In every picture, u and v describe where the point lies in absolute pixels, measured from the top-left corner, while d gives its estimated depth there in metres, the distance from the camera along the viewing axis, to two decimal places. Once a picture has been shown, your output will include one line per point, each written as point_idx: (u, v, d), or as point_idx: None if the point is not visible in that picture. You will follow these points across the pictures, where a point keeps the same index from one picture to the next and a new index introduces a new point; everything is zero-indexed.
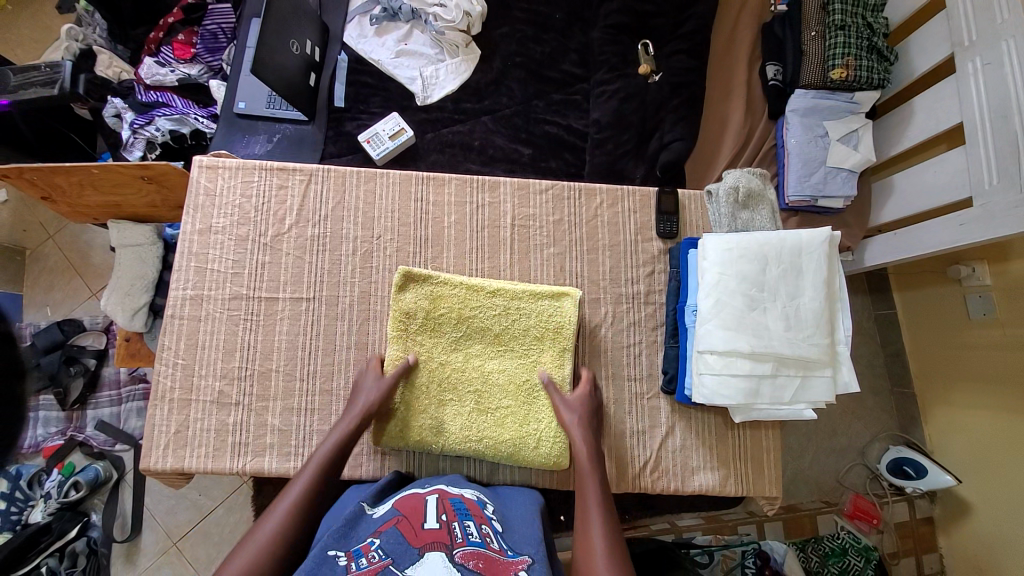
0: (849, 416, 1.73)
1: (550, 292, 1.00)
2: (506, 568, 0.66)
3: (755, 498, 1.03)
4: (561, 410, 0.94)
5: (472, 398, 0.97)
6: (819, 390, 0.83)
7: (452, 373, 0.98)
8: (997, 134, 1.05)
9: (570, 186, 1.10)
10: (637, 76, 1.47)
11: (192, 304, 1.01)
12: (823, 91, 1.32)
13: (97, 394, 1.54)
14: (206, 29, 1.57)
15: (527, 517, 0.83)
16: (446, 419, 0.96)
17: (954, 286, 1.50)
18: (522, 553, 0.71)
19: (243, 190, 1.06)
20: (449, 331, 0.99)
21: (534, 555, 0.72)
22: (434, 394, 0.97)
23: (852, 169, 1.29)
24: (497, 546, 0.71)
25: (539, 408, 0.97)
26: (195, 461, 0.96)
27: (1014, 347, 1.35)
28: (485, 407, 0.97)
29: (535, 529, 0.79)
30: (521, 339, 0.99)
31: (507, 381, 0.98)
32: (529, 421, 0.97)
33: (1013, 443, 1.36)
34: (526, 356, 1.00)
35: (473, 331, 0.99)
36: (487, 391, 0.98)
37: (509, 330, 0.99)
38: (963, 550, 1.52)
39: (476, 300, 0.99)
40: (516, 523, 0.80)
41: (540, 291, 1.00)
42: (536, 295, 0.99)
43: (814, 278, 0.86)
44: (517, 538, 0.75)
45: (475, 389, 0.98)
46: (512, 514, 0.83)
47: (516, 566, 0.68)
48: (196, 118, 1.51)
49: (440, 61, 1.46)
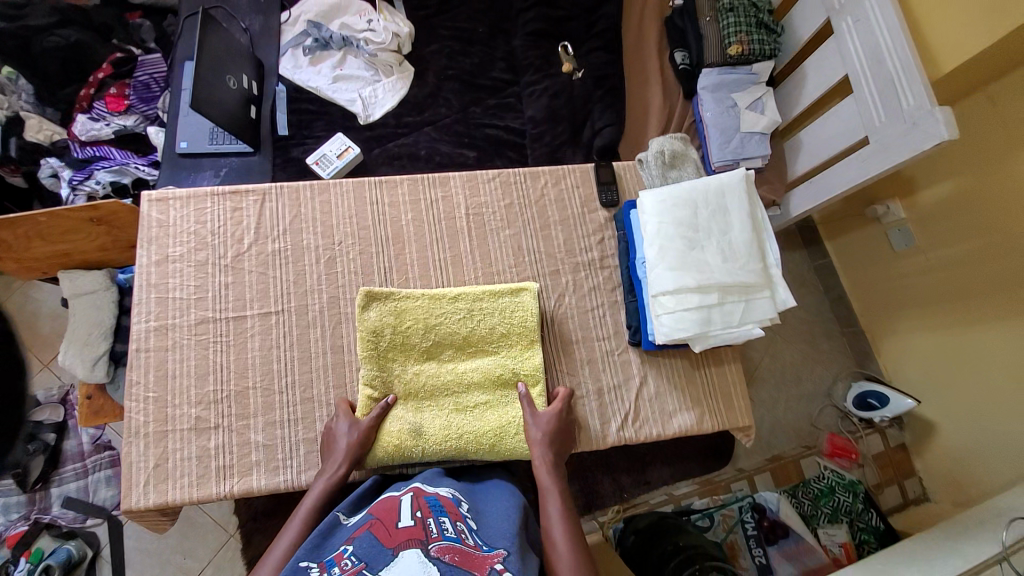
0: (811, 361, 1.83)
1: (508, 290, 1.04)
2: (482, 562, 0.66)
3: (732, 432, 1.09)
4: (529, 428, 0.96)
5: (449, 400, 1.00)
6: (763, 309, 0.93)
7: (429, 382, 1.01)
8: (875, 78, 1.20)
9: (515, 172, 1.18)
10: (562, 74, 1.59)
11: (157, 335, 1.01)
12: (725, 67, 1.45)
13: (60, 470, 1.44)
14: (138, 80, 1.57)
15: (504, 512, 0.80)
16: (423, 424, 0.97)
17: (874, 225, 1.66)
18: (497, 545, 0.71)
19: (197, 217, 1.08)
20: (419, 341, 1.01)
21: (510, 546, 0.71)
22: (411, 402, 1.00)
23: (764, 131, 1.42)
24: (473, 541, 0.70)
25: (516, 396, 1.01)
26: (178, 493, 0.94)
27: (935, 269, 1.49)
28: (463, 406, 1.00)
29: (510, 523, 0.77)
30: (489, 338, 1.03)
31: (481, 377, 1.02)
32: (507, 409, 1.00)
33: (954, 355, 1.49)
34: (496, 354, 1.04)
35: (442, 338, 1.02)
36: (462, 391, 1.01)
37: (476, 332, 1.03)
38: (940, 470, 1.59)
39: (439, 308, 1.02)
40: (491, 518, 0.79)
41: (500, 291, 1.04)
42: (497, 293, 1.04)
43: (740, 213, 0.97)
44: (491, 533, 0.74)
45: (452, 393, 1.01)
46: (488, 511, 0.81)
47: (492, 559, 0.67)
48: (135, 167, 1.49)
49: (376, 81, 1.54)
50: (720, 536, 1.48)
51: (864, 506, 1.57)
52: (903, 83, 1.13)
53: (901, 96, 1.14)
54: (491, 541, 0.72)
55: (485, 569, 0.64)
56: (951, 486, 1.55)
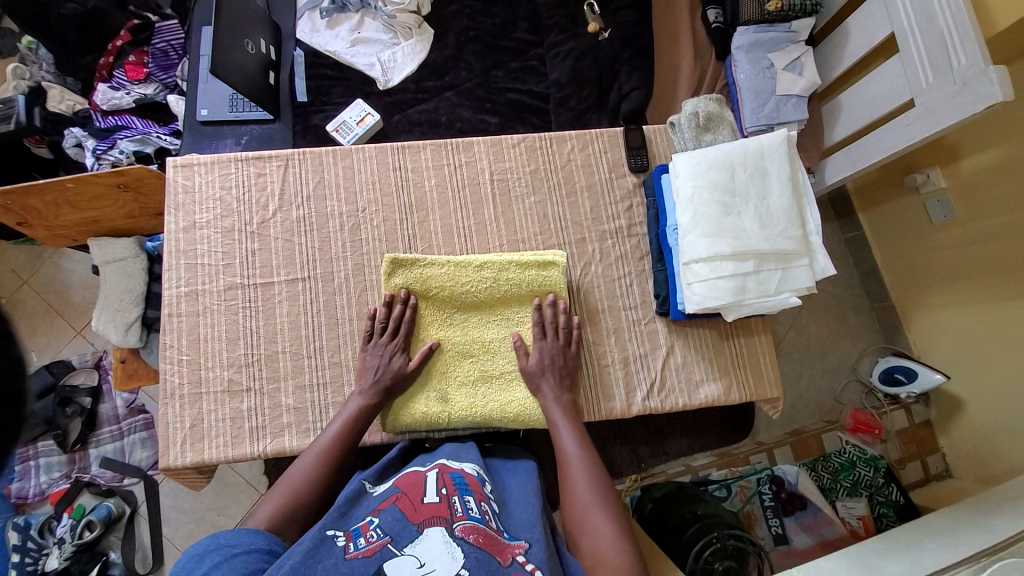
0: (837, 335, 1.79)
1: (537, 262, 1.02)
2: (505, 548, 0.66)
3: (757, 403, 1.08)
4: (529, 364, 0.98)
5: (474, 367, 1.00)
6: (799, 278, 0.90)
7: (455, 348, 1.01)
8: (925, 36, 1.12)
9: (541, 136, 1.15)
10: (588, 34, 1.52)
11: (187, 300, 1.03)
12: (762, 25, 1.38)
13: (97, 432, 1.50)
14: (156, 47, 1.55)
15: (525, 494, 0.81)
16: (449, 391, 0.99)
17: (912, 195, 1.58)
18: (519, 535, 0.71)
19: (221, 183, 1.08)
20: (446, 308, 1.02)
21: (534, 536, 0.71)
22: (437, 369, 1.00)
23: (801, 94, 1.35)
24: (496, 525, 0.71)
25: None
26: (214, 453, 0.97)
27: (975, 240, 1.42)
28: (488, 375, 1.00)
29: (532, 511, 0.77)
30: (515, 306, 1.03)
31: (507, 348, 1.02)
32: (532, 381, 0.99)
33: (991, 331, 1.43)
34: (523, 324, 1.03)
35: (468, 305, 1.02)
36: (487, 358, 1.01)
37: (502, 300, 1.02)
38: (965, 446, 1.56)
39: (465, 275, 1.01)
40: (514, 504, 0.79)
41: (532, 259, 1.02)
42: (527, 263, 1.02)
43: (779, 176, 0.94)
44: (515, 522, 0.74)
45: (478, 359, 1.01)
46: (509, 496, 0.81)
47: (514, 548, 0.67)
48: (157, 136, 1.48)
49: (395, 45, 1.49)
50: (737, 506, 1.49)
51: (884, 481, 1.54)
52: (956, 41, 1.05)
53: (953, 57, 1.06)
54: (514, 530, 0.73)
55: (507, 557, 0.65)
56: (975, 463, 1.53)
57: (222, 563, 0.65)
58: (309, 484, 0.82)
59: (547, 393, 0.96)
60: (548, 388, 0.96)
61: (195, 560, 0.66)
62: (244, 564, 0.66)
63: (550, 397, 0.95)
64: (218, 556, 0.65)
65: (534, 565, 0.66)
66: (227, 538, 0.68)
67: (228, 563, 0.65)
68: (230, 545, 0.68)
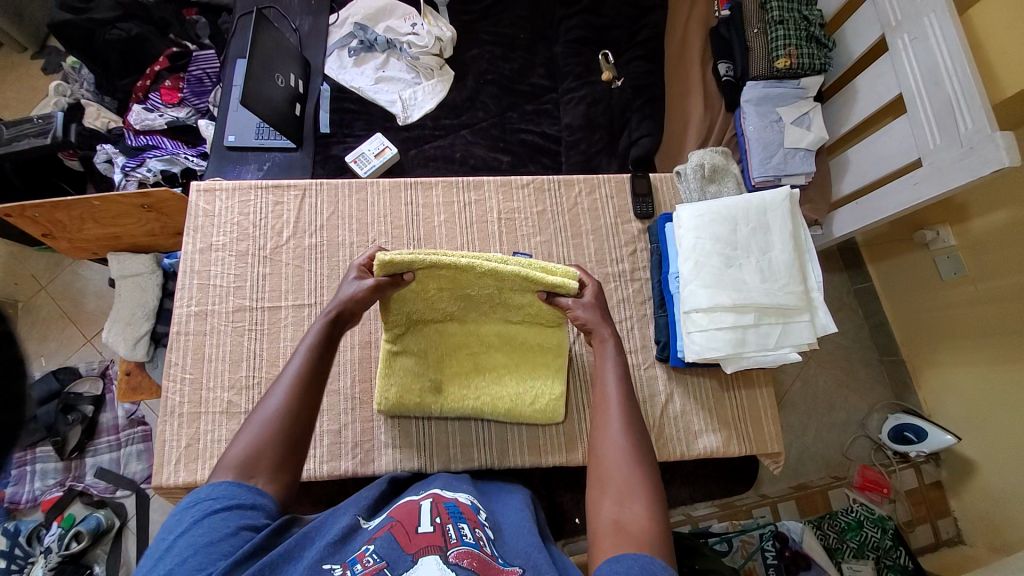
0: (844, 387, 1.75)
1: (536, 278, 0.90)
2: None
3: (759, 457, 1.06)
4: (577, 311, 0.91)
5: (469, 359, 1.03)
6: (800, 333, 0.91)
7: (456, 336, 1.01)
8: (931, 98, 1.14)
9: (549, 179, 1.18)
10: (601, 82, 1.58)
11: (196, 320, 1.05)
12: (771, 81, 1.42)
13: (95, 441, 1.51)
14: (192, 74, 1.64)
15: (522, 521, 0.79)
16: (444, 381, 1.01)
17: (921, 251, 1.58)
18: (513, 561, 0.68)
19: (241, 209, 1.12)
20: (446, 305, 0.95)
21: (529, 562, 0.68)
22: (434, 358, 1.01)
23: (808, 148, 1.38)
24: (491, 550, 0.68)
25: (534, 366, 1.03)
26: (206, 474, 0.97)
27: (988, 300, 1.40)
28: (482, 367, 1.03)
29: (529, 534, 0.75)
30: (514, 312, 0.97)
31: (502, 344, 1.02)
32: (525, 378, 1.03)
33: (1005, 393, 1.39)
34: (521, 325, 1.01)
35: (466, 302, 0.95)
36: (482, 351, 1.03)
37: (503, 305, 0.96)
38: (977, 510, 1.50)
39: (467, 280, 0.89)
40: (509, 528, 0.77)
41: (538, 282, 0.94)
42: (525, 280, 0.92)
43: (781, 232, 0.96)
44: (509, 545, 0.72)
45: (472, 352, 1.03)
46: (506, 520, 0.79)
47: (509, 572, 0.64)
48: (185, 157, 1.56)
49: (417, 84, 1.57)
50: (739, 562, 1.42)
51: (893, 542, 1.48)
52: (962, 106, 1.07)
53: (959, 119, 1.07)
54: (508, 555, 0.70)
55: None
56: (987, 528, 1.47)
57: (201, 523, 0.62)
58: (276, 421, 0.74)
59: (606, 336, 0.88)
60: (607, 333, 0.88)
61: (179, 515, 0.63)
62: (223, 523, 0.62)
63: (608, 348, 0.86)
64: (198, 514, 0.63)
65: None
66: (205, 493, 0.65)
67: (207, 519, 0.62)
68: (207, 500, 0.65)
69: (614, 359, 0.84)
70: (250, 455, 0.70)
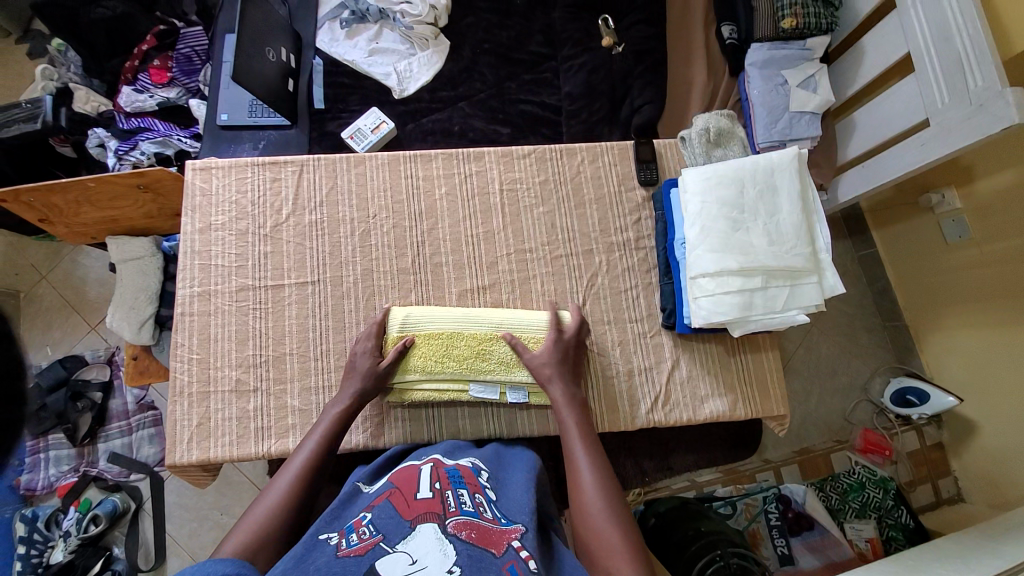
0: (849, 355, 1.75)
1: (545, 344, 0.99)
2: (500, 537, 0.64)
3: (764, 419, 1.07)
4: (537, 367, 0.95)
5: (467, 364, 0.97)
6: (808, 295, 0.90)
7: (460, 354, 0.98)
8: (940, 56, 1.10)
9: (550, 148, 1.16)
10: (602, 49, 1.54)
11: (200, 301, 1.04)
12: (776, 43, 1.37)
13: (106, 427, 1.52)
14: (180, 53, 1.60)
15: (523, 483, 0.81)
16: (445, 380, 0.98)
17: (927, 214, 1.56)
18: (516, 520, 0.69)
19: (238, 186, 1.10)
20: (452, 356, 0.97)
21: (529, 522, 0.70)
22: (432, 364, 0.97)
23: (815, 111, 1.34)
24: (491, 515, 0.69)
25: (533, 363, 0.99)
26: (219, 451, 0.98)
27: (995, 262, 1.38)
28: (480, 365, 0.98)
29: (529, 496, 0.76)
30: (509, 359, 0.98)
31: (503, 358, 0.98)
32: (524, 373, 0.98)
33: (1009, 356, 1.39)
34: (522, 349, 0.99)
35: (470, 353, 0.98)
36: (481, 359, 0.98)
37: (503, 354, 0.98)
38: (978, 470, 1.52)
39: (479, 368, 0.98)
40: (511, 490, 0.79)
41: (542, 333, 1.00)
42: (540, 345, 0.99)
43: (788, 194, 0.94)
44: (512, 505, 0.74)
45: (472, 359, 0.98)
46: (509, 482, 0.81)
47: (509, 535, 0.65)
48: (179, 138, 1.53)
49: (411, 55, 1.52)
50: (742, 525, 1.45)
51: (894, 503, 1.50)
52: (972, 63, 1.03)
53: (968, 76, 1.04)
54: (510, 515, 0.71)
55: (503, 547, 0.63)
56: (987, 487, 1.49)
57: None
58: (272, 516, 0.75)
59: (557, 392, 0.92)
60: (559, 385, 0.93)
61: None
62: None
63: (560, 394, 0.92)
64: None
65: (529, 552, 0.63)
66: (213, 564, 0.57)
67: None
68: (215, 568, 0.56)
69: (567, 398, 0.92)
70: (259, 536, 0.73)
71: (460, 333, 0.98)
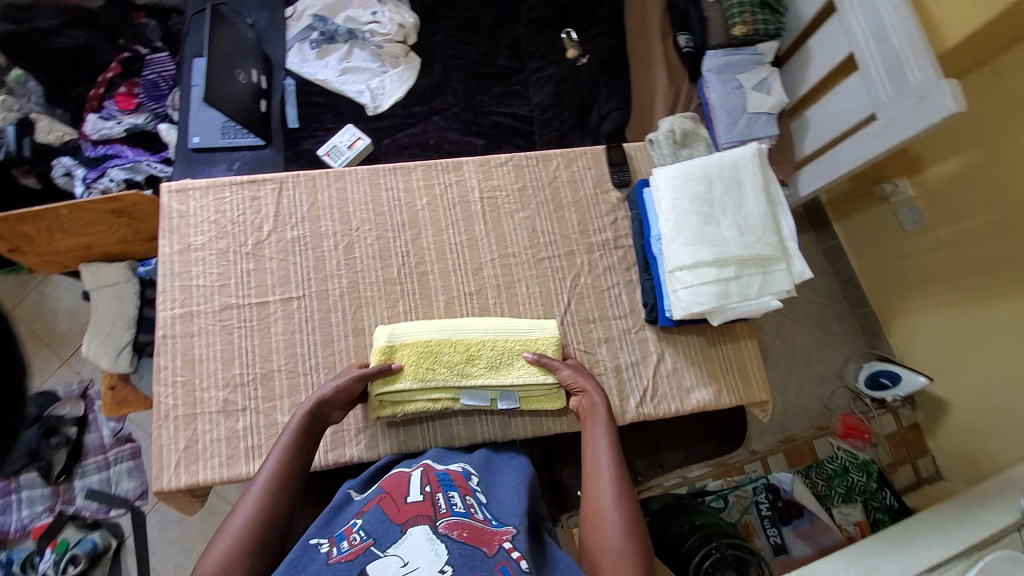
0: (821, 342, 1.82)
1: (531, 346, 1.01)
2: (491, 537, 0.65)
3: (748, 406, 1.11)
4: (564, 371, 0.99)
5: (458, 371, 0.98)
6: (779, 281, 0.95)
7: (449, 362, 0.99)
8: (881, 54, 1.19)
9: (527, 156, 1.19)
10: (567, 61, 1.60)
11: (182, 322, 1.03)
12: (730, 49, 1.45)
13: (82, 463, 1.46)
14: (147, 79, 1.59)
15: (514, 487, 0.82)
16: (437, 389, 0.98)
17: (883, 204, 1.65)
18: (507, 522, 0.71)
19: (217, 206, 1.10)
20: (442, 364, 0.98)
21: (520, 524, 0.71)
22: (423, 374, 0.97)
23: (771, 112, 1.42)
24: (483, 515, 0.70)
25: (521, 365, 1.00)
26: (209, 474, 0.96)
27: (949, 244, 1.48)
28: (471, 371, 0.99)
29: (520, 499, 0.77)
30: (498, 362, 1.00)
31: (493, 362, 1.00)
32: (515, 376, 1.00)
33: (972, 331, 1.47)
34: (509, 352, 1.01)
35: (460, 360, 0.99)
36: (471, 365, 0.99)
37: (491, 358, 1.00)
38: (954, 446, 1.59)
39: (470, 374, 0.99)
40: (502, 494, 0.80)
41: (527, 335, 1.02)
42: (527, 347, 1.01)
43: (752, 187, 1.00)
44: (503, 508, 0.75)
45: (462, 366, 0.99)
46: (500, 486, 0.82)
47: (501, 535, 0.66)
48: (148, 164, 1.50)
49: (383, 73, 1.55)
50: (735, 517, 1.48)
51: (878, 485, 1.56)
52: (909, 57, 1.12)
53: (907, 69, 1.13)
54: (502, 518, 0.72)
55: (495, 546, 0.63)
56: (966, 465, 1.55)
57: None
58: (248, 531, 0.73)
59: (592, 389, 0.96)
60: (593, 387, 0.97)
61: None
62: None
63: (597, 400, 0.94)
64: None
65: (521, 554, 0.64)
66: None
67: None
68: None
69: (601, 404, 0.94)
70: (227, 566, 0.69)
71: (449, 340, 0.99)
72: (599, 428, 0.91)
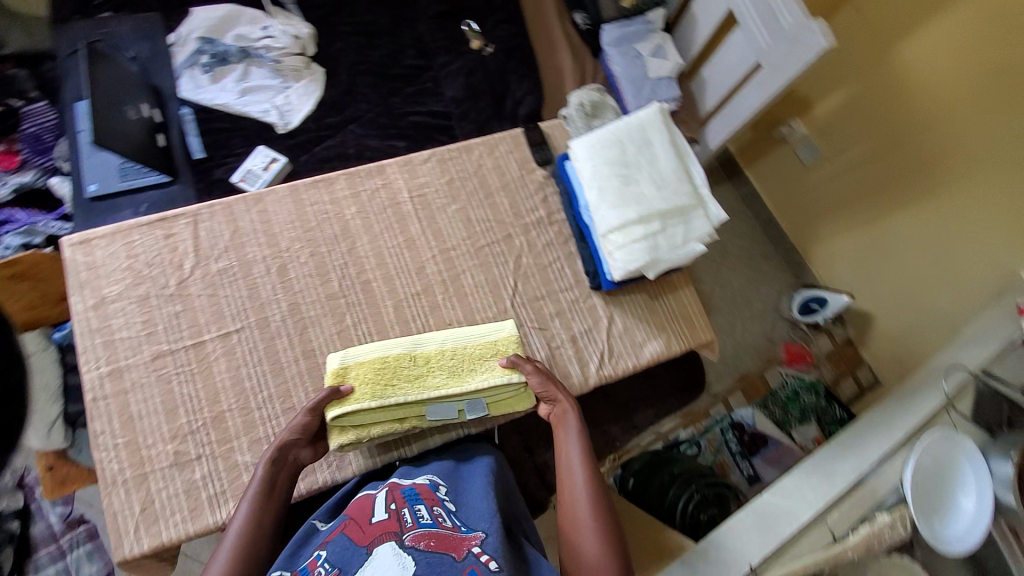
0: (755, 282, 1.92)
1: (493, 350, 1.02)
2: (459, 543, 0.72)
3: (697, 349, 1.18)
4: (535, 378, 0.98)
5: (421, 384, 0.97)
6: (700, 226, 1.02)
7: (411, 376, 0.97)
8: (755, 6, 1.28)
9: (448, 149, 1.20)
10: (473, 52, 1.61)
11: (112, 380, 0.97)
12: (622, 20, 1.52)
13: (33, 557, 1.33)
14: (27, 133, 1.45)
15: (482, 489, 0.85)
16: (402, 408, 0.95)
17: (784, 145, 1.79)
18: (475, 527, 0.76)
19: (128, 253, 1.03)
20: (404, 380, 0.96)
21: (489, 527, 0.76)
22: (385, 394, 0.95)
23: (671, 75, 1.50)
24: (451, 523, 0.76)
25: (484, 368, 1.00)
26: (173, 531, 0.91)
27: (845, 171, 1.63)
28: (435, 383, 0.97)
29: (488, 501, 0.82)
30: (461, 368, 0.99)
31: (455, 369, 0.99)
32: (480, 379, 0.99)
33: (877, 246, 1.63)
34: (471, 357, 1.01)
35: (422, 372, 0.98)
36: (433, 376, 0.98)
37: (453, 365, 0.99)
38: (885, 354, 1.71)
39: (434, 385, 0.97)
40: (470, 498, 0.84)
41: (487, 338, 1.03)
42: (489, 351, 1.01)
43: (662, 144, 1.06)
44: (471, 512, 0.80)
45: (425, 379, 0.97)
46: (467, 490, 0.86)
47: (469, 541, 0.73)
48: (45, 224, 1.37)
49: (286, 88, 1.50)
50: (710, 458, 1.59)
51: (828, 402, 1.67)
52: (778, 6, 1.22)
53: (779, 16, 1.23)
54: (470, 522, 0.78)
55: (462, 551, 0.70)
56: (896, 363, 1.67)
57: None
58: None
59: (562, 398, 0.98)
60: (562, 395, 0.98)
61: None
62: None
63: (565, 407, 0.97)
64: None
65: (489, 555, 0.71)
66: None
67: None
68: None
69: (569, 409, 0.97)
70: None
71: (409, 354, 0.99)
72: (571, 433, 0.95)
